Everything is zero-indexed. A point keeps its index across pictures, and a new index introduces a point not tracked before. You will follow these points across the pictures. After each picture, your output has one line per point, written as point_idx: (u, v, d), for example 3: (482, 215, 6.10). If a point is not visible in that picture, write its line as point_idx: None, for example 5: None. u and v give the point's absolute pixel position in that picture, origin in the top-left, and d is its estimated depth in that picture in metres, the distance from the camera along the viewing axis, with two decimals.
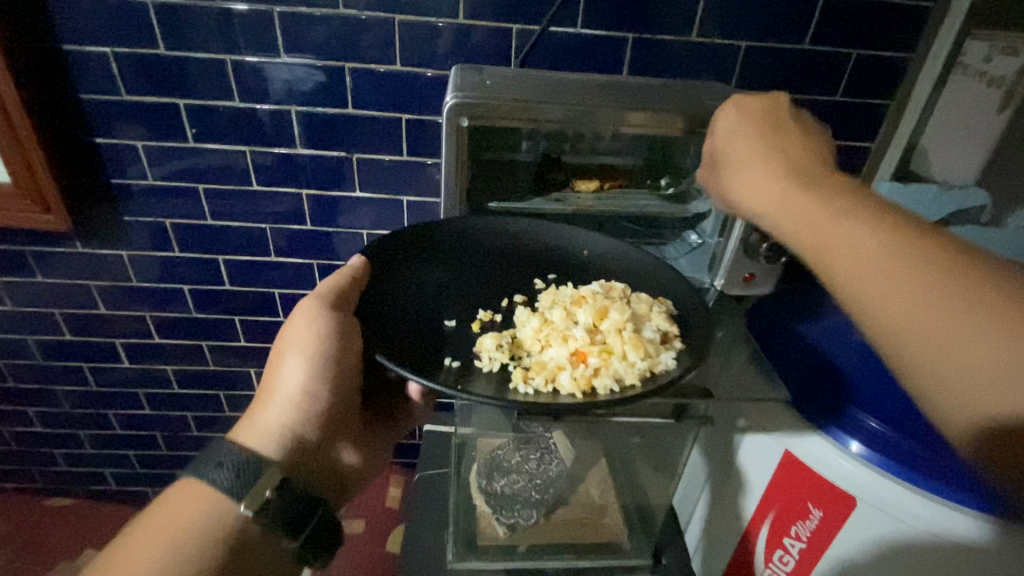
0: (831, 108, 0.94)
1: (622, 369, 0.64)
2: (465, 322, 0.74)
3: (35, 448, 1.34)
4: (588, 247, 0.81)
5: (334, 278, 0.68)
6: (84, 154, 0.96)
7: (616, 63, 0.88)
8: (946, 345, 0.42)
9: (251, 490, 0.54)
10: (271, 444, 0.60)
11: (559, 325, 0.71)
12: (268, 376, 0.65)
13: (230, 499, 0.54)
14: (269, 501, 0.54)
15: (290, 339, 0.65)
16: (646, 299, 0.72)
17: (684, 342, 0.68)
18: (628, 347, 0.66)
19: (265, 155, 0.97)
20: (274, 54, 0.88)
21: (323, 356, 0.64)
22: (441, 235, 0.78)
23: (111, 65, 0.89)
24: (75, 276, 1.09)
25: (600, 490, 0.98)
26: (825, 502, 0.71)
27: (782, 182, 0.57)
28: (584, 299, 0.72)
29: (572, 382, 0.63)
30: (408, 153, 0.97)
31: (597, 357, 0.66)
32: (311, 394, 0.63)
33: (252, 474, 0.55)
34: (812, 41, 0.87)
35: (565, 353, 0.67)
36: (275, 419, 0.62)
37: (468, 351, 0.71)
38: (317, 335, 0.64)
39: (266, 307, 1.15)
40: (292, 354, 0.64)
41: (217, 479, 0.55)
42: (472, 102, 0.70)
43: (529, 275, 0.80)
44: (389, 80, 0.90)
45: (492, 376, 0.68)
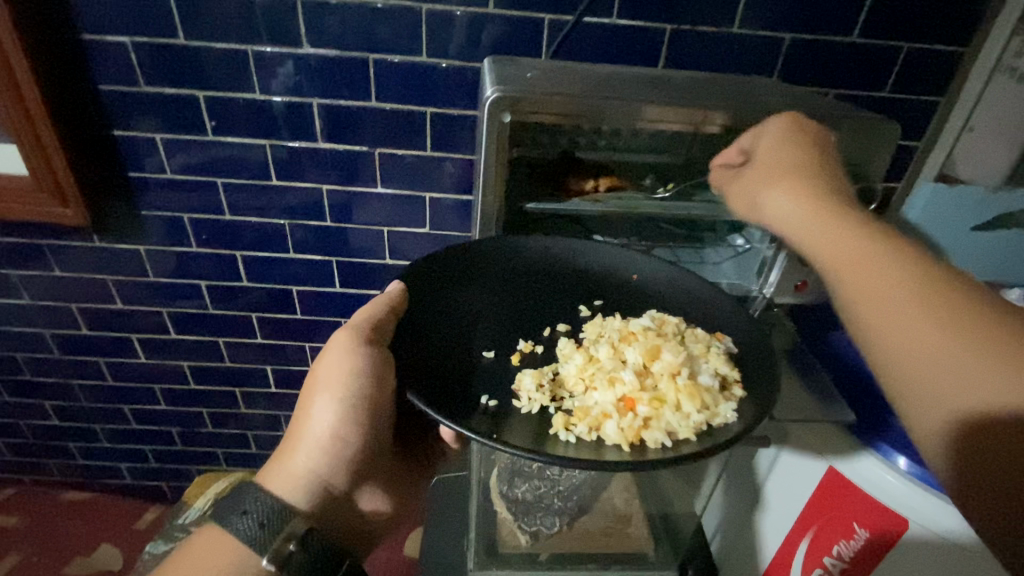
0: (875, 105, 0.89)
1: (675, 422, 0.62)
2: (504, 354, 0.73)
3: (51, 441, 1.34)
4: (637, 271, 0.78)
5: (370, 308, 0.64)
6: (103, 147, 0.94)
7: (651, 55, 0.84)
8: (929, 345, 0.42)
9: (276, 541, 0.53)
10: (299, 495, 0.58)
11: (606, 364, 0.69)
12: (297, 415, 0.62)
13: (254, 552, 0.53)
14: (292, 555, 0.53)
15: (321, 376, 0.61)
16: (702, 336, 0.70)
17: (742, 387, 0.66)
18: (682, 397, 0.64)
19: (284, 148, 0.95)
20: (295, 45, 0.85)
21: (359, 396, 0.61)
22: (484, 257, 0.77)
23: (129, 55, 0.86)
24: (92, 270, 1.07)
25: (624, 499, 0.95)
26: (870, 522, 0.69)
27: (809, 207, 0.56)
28: (635, 337, 0.70)
29: (619, 433, 0.62)
30: (431, 149, 0.94)
31: (648, 406, 0.63)
32: (341, 438, 0.61)
33: (278, 525, 0.54)
34: (859, 35, 0.83)
35: (611, 398, 0.65)
36: (303, 466, 0.59)
37: (506, 390, 0.70)
38: (350, 372, 0.60)
39: (284, 303, 1.13)
40: (322, 396, 0.61)
41: (241, 528, 0.54)
42: (514, 96, 0.67)
43: (574, 304, 0.78)
44: (413, 72, 0.87)
45: (531, 419, 0.67)
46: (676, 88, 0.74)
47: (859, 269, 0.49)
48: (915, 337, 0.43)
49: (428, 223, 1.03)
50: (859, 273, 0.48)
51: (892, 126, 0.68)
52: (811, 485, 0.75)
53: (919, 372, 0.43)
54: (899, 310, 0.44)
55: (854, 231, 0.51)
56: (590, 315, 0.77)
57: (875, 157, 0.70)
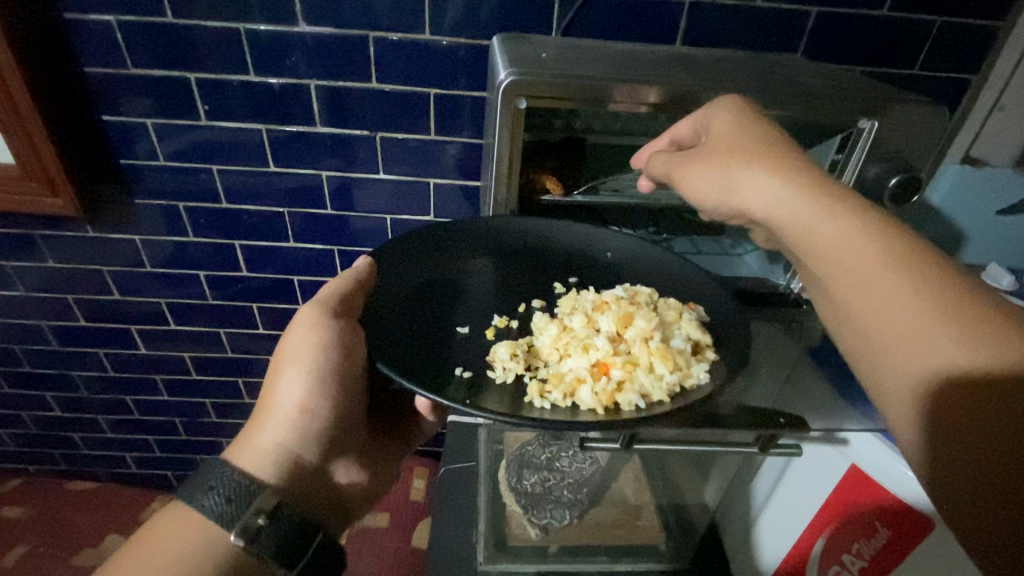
0: (903, 84, 0.85)
1: (649, 384, 0.59)
2: (479, 329, 0.70)
3: (55, 432, 1.33)
4: (611, 249, 0.76)
5: (338, 282, 0.62)
6: (92, 132, 0.90)
7: (667, 31, 0.79)
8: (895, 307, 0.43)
9: (244, 514, 0.51)
10: (268, 467, 0.55)
11: (579, 334, 0.66)
12: (267, 391, 0.60)
13: (221, 526, 0.50)
14: (261, 530, 0.50)
15: (287, 349, 0.59)
16: (672, 305, 0.67)
17: (713, 353, 0.63)
18: (655, 360, 0.61)
19: (282, 131, 0.90)
20: (291, 23, 0.81)
21: (326, 369, 0.58)
22: (454, 235, 0.75)
23: (115, 35, 0.82)
24: (86, 260, 1.04)
25: (633, 490, 0.94)
26: (889, 515, 0.71)
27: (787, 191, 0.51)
28: (607, 305, 0.67)
29: (593, 397, 0.59)
30: (435, 132, 0.90)
31: (622, 369, 0.61)
32: (310, 411, 0.58)
33: (247, 497, 0.52)
34: (890, 8, 0.78)
35: (586, 363, 0.63)
36: (274, 439, 0.57)
37: (480, 362, 0.66)
38: (315, 346, 0.57)
39: (285, 293, 1.11)
40: (289, 369, 0.58)
41: (207, 504, 0.51)
42: (533, 80, 0.63)
43: (549, 280, 0.75)
44: (415, 51, 0.83)
45: (506, 388, 0.63)
46: (695, 68, 0.70)
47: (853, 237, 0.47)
48: (901, 302, 0.43)
49: (431, 211, 0.99)
50: (842, 248, 0.47)
51: (940, 111, 0.66)
52: (832, 479, 0.76)
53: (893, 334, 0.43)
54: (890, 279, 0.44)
55: (850, 217, 0.48)
56: (564, 292, 0.74)
57: (913, 144, 0.68)
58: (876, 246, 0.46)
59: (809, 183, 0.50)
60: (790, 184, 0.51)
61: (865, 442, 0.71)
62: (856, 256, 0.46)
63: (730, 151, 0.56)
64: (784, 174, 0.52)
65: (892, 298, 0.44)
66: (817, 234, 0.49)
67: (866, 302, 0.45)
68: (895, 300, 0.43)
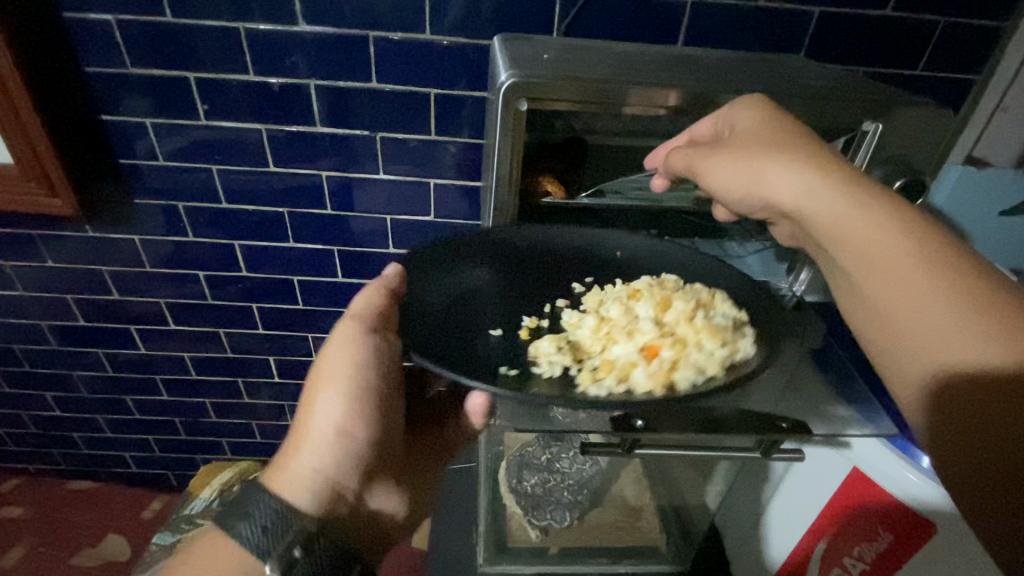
0: (906, 84, 0.84)
1: (703, 359, 0.62)
2: (513, 330, 0.71)
3: (54, 431, 1.33)
4: (621, 247, 0.78)
5: (369, 295, 0.60)
6: (91, 132, 0.90)
7: (669, 31, 0.79)
8: (919, 306, 0.46)
9: (281, 545, 0.50)
10: (306, 495, 0.54)
11: (619, 321, 0.70)
12: (301, 413, 0.58)
13: (257, 557, 0.50)
14: (296, 562, 0.50)
15: (321, 369, 0.57)
16: (698, 287, 0.70)
17: (748, 330, 0.66)
18: (704, 335, 0.64)
19: (282, 131, 0.90)
20: (291, 22, 0.80)
21: (365, 385, 0.57)
22: (469, 243, 0.75)
23: (114, 34, 0.81)
24: (85, 260, 1.04)
25: (634, 491, 0.96)
26: (891, 519, 0.71)
27: (815, 191, 0.52)
28: (641, 293, 0.71)
29: (648, 378, 0.62)
30: (436, 132, 0.90)
31: (671, 349, 0.64)
32: (347, 432, 0.56)
33: (284, 527, 0.51)
34: (893, 8, 0.78)
35: (632, 348, 0.65)
36: (312, 462, 0.55)
37: (524, 359, 0.68)
38: (354, 363, 0.56)
39: (285, 294, 1.10)
40: (324, 389, 0.56)
41: (245, 534, 0.51)
42: (535, 81, 0.62)
43: (566, 280, 0.77)
44: (416, 51, 0.82)
45: (555, 380, 0.65)
46: (699, 68, 0.70)
47: (878, 238, 0.49)
48: (923, 299, 0.46)
49: (431, 212, 0.99)
50: (871, 248, 0.49)
51: (944, 113, 0.66)
52: (833, 480, 0.76)
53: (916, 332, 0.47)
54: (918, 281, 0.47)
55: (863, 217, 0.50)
56: (582, 291, 0.76)
57: (917, 145, 0.68)
58: (913, 244, 0.47)
59: (835, 182, 0.51)
60: (816, 183, 0.52)
61: (870, 446, 0.71)
62: (892, 257, 0.48)
63: (753, 152, 0.56)
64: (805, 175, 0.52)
65: (921, 299, 0.46)
66: (846, 235, 0.50)
67: (897, 301, 0.48)
68: (915, 300, 0.47)
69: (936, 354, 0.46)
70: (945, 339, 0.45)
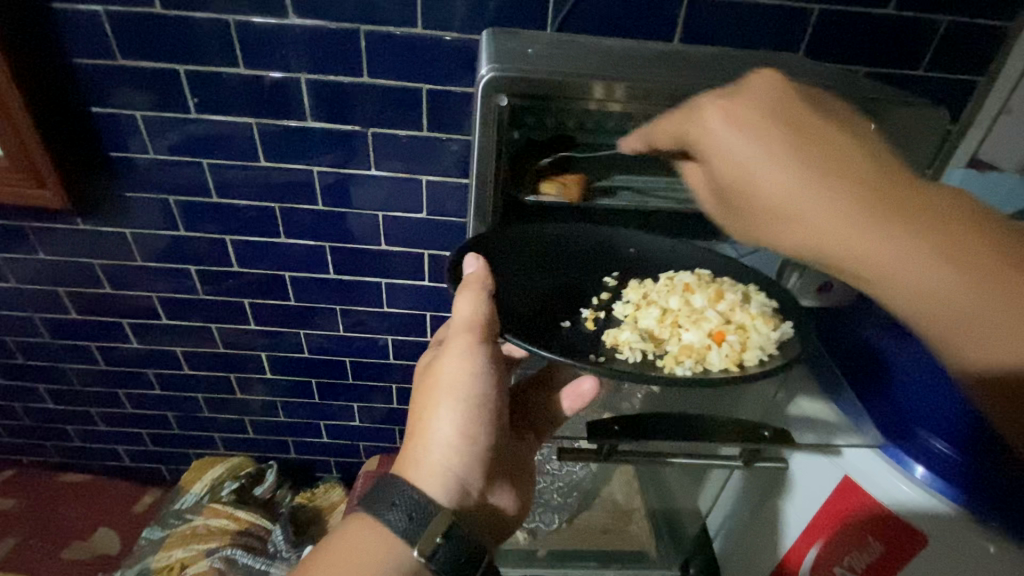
0: (909, 85, 0.82)
1: (763, 340, 0.66)
2: (577, 322, 0.72)
3: (48, 424, 1.33)
4: (634, 244, 0.79)
5: (476, 301, 0.60)
6: (80, 123, 0.89)
7: (665, 28, 0.77)
8: (986, 320, 0.43)
9: (423, 533, 0.55)
10: (441, 488, 0.58)
11: (680, 310, 0.70)
12: (417, 418, 0.61)
13: (405, 541, 0.54)
14: (439, 548, 0.54)
15: (442, 381, 0.60)
16: (732, 281, 0.74)
17: (785, 318, 0.69)
18: (758, 320, 0.67)
19: (275, 126, 0.89)
20: (282, 15, 0.79)
21: (477, 396, 0.60)
22: (500, 242, 0.74)
23: (103, 26, 0.80)
24: (78, 253, 1.04)
25: (625, 494, 0.94)
26: (882, 530, 0.69)
27: (834, 228, 0.47)
28: (691, 287, 0.72)
29: (723, 359, 0.64)
30: (428, 129, 0.89)
31: (736, 333, 0.66)
32: (468, 436, 0.60)
33: (424, 517, 0.55)
34: (894, 7, 0.76)
35: (702, 334, 0.67)
36: (439, 459, 0.59)
37: (602, 347, 0.69)
38: (472, 374, 0.60)
39: (276, 290, 1.10)
40: (445, 399, 0.60)
41: (392, 520, 0.55)
42: (514, 75, 0.62)
43: (598, 274, 0.78)
44: (408, 46, 0.81)
45: (640, 365, 0.65)
46: (693, 66, 0.69)
47: (909, 267, 0.45)
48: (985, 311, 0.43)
49: (424, 209, 0.98)
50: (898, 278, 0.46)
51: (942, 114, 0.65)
52: (824, 489, 0.74)
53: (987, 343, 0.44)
54: (970, 295, 0.43)
55: (894, 248, 0.45)
56: (616, 285, 0.77)
57: (914, 146, 0.67)
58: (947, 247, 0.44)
59: (842, 207, 0.46)
60: (827, 209, 0.47)
61: (862, 455, 0.70)
62: (919, 278, 0.45)
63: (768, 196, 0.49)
64: (836, 205, 0.46)
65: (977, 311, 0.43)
66: (883, 270, 0.46)
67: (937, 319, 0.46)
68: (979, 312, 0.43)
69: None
70: (1012, 344, 0.43)
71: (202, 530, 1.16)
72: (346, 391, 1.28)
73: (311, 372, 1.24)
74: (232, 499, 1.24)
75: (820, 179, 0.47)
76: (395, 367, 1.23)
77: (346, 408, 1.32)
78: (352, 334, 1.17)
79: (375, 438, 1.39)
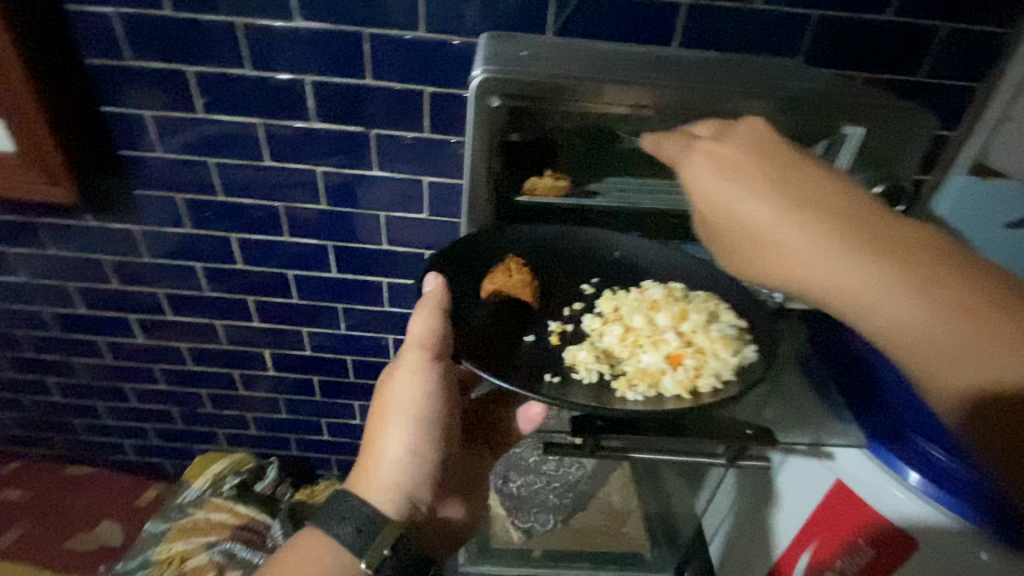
0: (911, 91, 0.82)
1: (720, 367, 0.66)
2: (544, 335, 0.74)
3: (55, 416, 1.35)
4: (619, 248, 0.80)
5: (427, 320, 0.62)
6: (92, 121, 0.91)
7: (665, 33, 0.78)
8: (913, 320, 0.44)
9: (371, 546, 0.56)
10: (390, 503, 0.59)
11: (643, 330, 0.71)
12: (370, 434, 0.62)
13: (353, 553, 0.56)
14: (386, 559, 0.56)
15: (393, 399, 0.61)
16: (704, 297, 0.74)
17: (750, 341, 0.70)
18: (719, 346, 0.67)
19: (279, 126, 0.91)
20: (289, 18, 0.81)
21: (428, 414, 0.62)
22: (482, 248, 0.77)
23: (114, 26, 0.83)
24: (86, 249, 1.06)
25: (621, 496, 0.99)
26: (875, 535, 0.70)
27: (794, 236, 0.49)
28: (659, 305, 0.72)
29: (676, 385, 0.66)
30: (430, 130, 0.90)
31: (693, 358, 0.67)
32: (418, 454, 0.61)
33: (373, 531, 0.57)
34: (893, 13, 0.76)
35: (659, 358, 0.68)
36: (391, 475, 0.60)
37: (562, 364, 0.71)
38: (423, 393, 0.61)
39: (279, 288, 1.11)
40: (396, 418, 0.61)
41: (342, 534, 0.57)
42: (503, 79, 0.63)
43: (576, 283, 0.79)
44: (411, 48, 0.82)
45: (593, 388, 0.68)
46: (688, 71, 0.69)
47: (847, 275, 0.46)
48: (906, 309, 0.44)
49: (425, 210, 0.99)
50: (856, 275, 0.46)
51: (930, 119, 0.65)
52: (819, 494, 0.74)
53: (929, 345, 0.43)
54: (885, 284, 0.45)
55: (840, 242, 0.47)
56: (592, 293, 0.78)
57: (904, 150, 0.68)
58: (821, 246, 0.47)
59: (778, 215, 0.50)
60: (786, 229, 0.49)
61: (852, 458, 0.71)
62: (845, 277, 0.46)
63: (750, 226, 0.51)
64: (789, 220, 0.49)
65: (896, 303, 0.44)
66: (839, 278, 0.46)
67: (906, 326, 0.44)
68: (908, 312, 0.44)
69: (967, 373, 0.42)
70: (950, 338, 0.42)
71: (202, 523, 1.19)
72: (348, 390, 1.29)
73: (313, 370, 1.26)
74: (232, 494, 1.25)
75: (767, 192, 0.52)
76: None
77: (348, 407, 1.33)
78: (354, 333, 1.19)
79: None
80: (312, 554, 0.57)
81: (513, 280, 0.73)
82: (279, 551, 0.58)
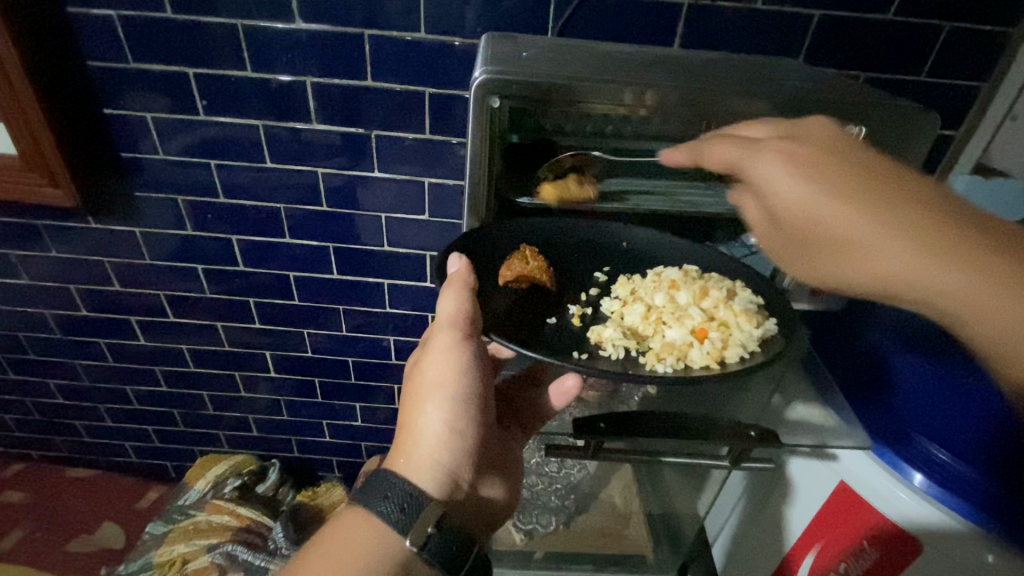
0: (912, 91, 0.82)
1: (744, 337, 0.67)
2: (565, 317, 0.74)
3: (57, 418, 1.35)
4: (629, 239, 0.80)
5: (457, 299, 0.62)
6: (93, 123, 0.91)
7: (666, 34, 0.78)
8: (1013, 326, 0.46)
9: (415, 524, 0.56)
10: (431, 481, 0.59)
11: (665, 306, 0.71)
12: (405, 417, 0.63)
13: (396, 532, 0.56)
14: (430, 538, 0.55)
15: (428, 379, 0.62)
16: (719, 276, 0.74)
17: (769, 315, 0.71)
18: (741, 318, 0.68)
19: (280, 128, 0.91)
20: (289, 20, 0.81)
21: (462, 391, 0.62)
22: (494, 242, 0.77)
23: (116, 29, 0.83)
24: (88, 251, 1.06)
25: (623, 498, 0.96)
26: (880, 538, 0.69)
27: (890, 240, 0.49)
28: (678, 283, 0.73)
29: (704, 356, 0.66)
30: (431, 132, 0.90)
31: (718, 331, 0.68)
32: (457, 432, 0.61)
33: (416, 508, 0.56)
34: (895, 13, 0.76)
35: (684, 332, 0.68)
36: (431, 455, 0.60)
37: (587, 343, 0.71)
38: (457, 370, 0.62)
39: (281, 289, 1.11)
40: (433, 396, 0.61)
41: (385, 511, 0.56)
42: (506, 78, 0.63)
43: (589, 270, 0.79)
44: (412, 49, 0.82)
45: (621, 363, 0.68)
46: (692, 71, 0.69)
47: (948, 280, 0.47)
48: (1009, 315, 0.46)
49: (426, 211, 0.99)
50: (956, 280, 0.47)
51: (933, 118, 0.65)
52: (821, 495, 0.74)
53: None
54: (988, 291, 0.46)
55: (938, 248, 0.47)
56: (606, 280, 0.78)
57: (907, 149, 0.67)
58: (908, 246, 0.48)
59: (874, 217, 0.49)
60: (881, 233, 0.49)
61: (855, 458, 0.70)
62: (946, 282, 0.47)
63: (832, 230, 0.51)
64: (883, 223, 0.49)
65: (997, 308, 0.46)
66: (938, 284, 0.47)
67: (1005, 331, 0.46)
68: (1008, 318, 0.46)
69: None
70: None
71: (205, 525, 1.19)
72: (349, 391, 1.29)
73: (315, 372, 1.26)
74: (234, 496, 1.25)
75: (856, 193, 0.50)
76: (398, 368, 1.24)
77: (349, 408, 1.33)
78: (355, 335, 1.19)
79: (377, 438, 1.39)
80: (353, 535, 0.56)
81: (531, 265, 0.72)
82: (320, 531, 0.57)
